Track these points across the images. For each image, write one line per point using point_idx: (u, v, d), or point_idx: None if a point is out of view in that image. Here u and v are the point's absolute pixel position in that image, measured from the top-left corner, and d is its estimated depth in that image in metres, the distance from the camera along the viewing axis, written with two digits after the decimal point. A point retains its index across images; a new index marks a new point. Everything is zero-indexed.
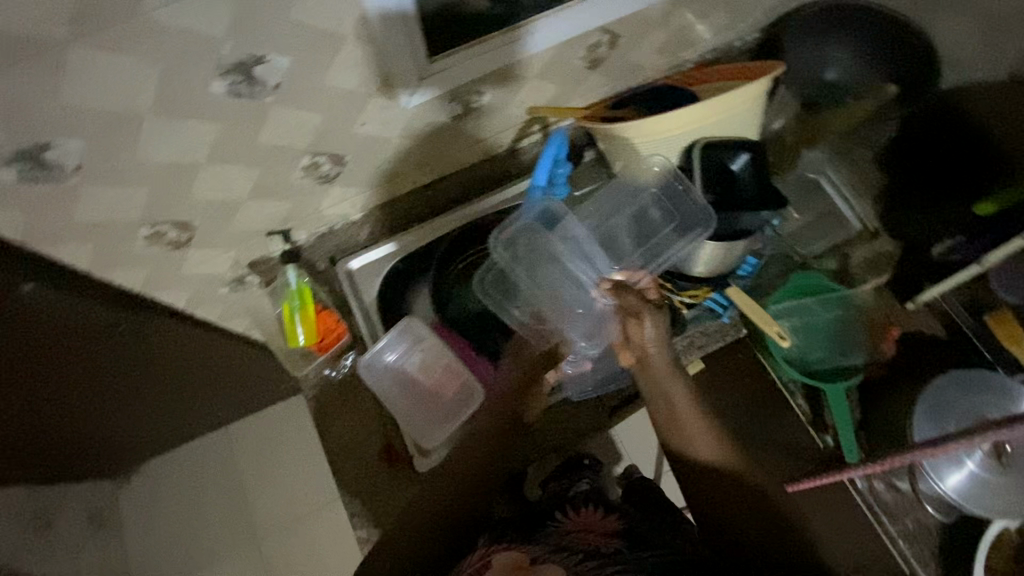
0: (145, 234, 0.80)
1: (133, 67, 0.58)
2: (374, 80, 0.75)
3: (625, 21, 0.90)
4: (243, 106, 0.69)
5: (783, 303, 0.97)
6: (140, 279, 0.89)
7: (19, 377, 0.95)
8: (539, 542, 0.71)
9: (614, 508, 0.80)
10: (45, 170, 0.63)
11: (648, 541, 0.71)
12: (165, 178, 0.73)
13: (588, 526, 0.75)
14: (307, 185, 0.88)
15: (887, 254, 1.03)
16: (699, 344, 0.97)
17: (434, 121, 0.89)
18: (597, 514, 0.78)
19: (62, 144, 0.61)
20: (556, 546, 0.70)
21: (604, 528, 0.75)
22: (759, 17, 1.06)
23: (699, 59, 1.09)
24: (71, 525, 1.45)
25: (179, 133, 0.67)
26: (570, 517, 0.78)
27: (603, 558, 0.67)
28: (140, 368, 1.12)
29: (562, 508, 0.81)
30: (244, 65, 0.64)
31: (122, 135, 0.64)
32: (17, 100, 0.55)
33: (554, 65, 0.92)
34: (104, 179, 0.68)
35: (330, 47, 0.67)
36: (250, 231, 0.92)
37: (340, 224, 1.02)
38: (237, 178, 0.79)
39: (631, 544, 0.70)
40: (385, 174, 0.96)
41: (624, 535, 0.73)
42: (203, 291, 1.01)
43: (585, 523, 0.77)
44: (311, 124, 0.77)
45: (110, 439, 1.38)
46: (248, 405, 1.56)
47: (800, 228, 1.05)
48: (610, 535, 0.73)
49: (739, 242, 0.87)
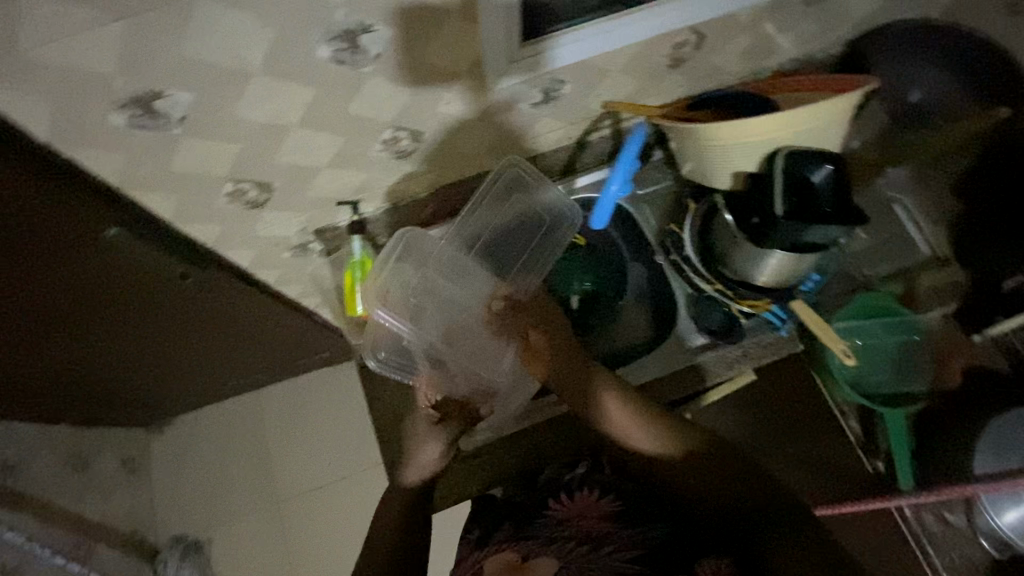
0: (228, 191, 0.82)
1: (252, 25, 0.59)
2: (466, 61, 0.76)
3: (715, 22, 0.89)
4: (342, 74, 0.70)
5: (846, 324, 0.97)
6: (215, 235, 0.92)
7: (85, 317, 0.98)
8: (534, 536, 0.90)
9: (610, 487, 0.94)
10: (153, 118, 0.65)
11: (635, 518, 0.88)
12: (258, 138, 0.75)
13: (584, 512, 0.92)
14: (384, 158, 0.89)
15: (955, 283, 0.99)
16: (753, 355, 0.98)
17: (513, 106, 0.90)
18: (593, 497, 0.93)
19: (173, 94, 0.63)
20: (550, 537, 0.90)
21: (597, 512, 0.91)
22: (846, 29, 1.04)
23: (778, 68, 1.07)
24: (106, 468, 1.49)
25: (279, 94, 0.69)
26: (563, 503, 0.94)
27: (596, 542, 0.87)
28: (198, 322, 1.15)
29: (556, 495, 0.96)
30: (351, 34, 0.65)
31: (229, 90, 0.66)
32: (142, 48, 0.57)
33: (638, 60, 0.91)
34: (204, 132, 0.70)
35: (434, 24, 0.68)
36: (322, 198, 0.94)
37: (405, 200, 1.04)
38: (321, 145, 0.81)
39: (624, 525, 0.88)
40: (456, 155, 0.97)
41: (619, 516, 0.90)
42: (267, 254, 1.03)
43: (580, 508, 0.93)
44: (400, 98, 0.78)
45: (153, 388, 1.42)
46: (284, 370, 1.59)
47: (866, 248, 1.00)
48: (602, 519, 0.90)
49: (811, 255, 0.85)
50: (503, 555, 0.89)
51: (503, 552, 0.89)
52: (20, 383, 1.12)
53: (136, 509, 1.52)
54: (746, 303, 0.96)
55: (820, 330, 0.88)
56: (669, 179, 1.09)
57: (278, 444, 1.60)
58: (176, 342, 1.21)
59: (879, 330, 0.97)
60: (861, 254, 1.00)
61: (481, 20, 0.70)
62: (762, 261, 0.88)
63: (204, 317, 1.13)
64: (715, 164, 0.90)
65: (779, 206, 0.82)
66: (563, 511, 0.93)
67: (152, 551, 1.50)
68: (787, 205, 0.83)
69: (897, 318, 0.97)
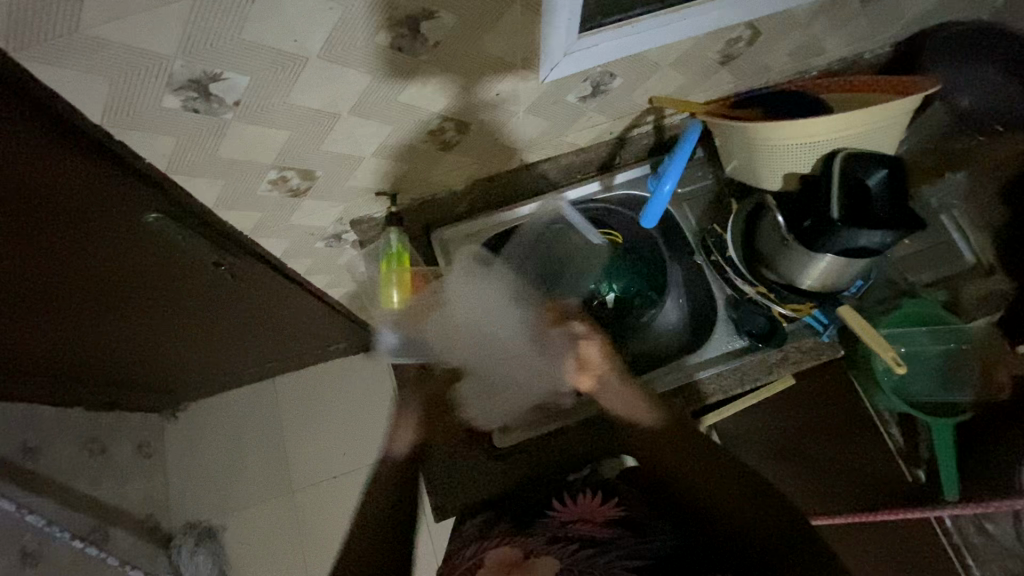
0: (271, 178, 0.81)
1: (316, 9, 0.58)
2: (521, 50, 0.74)
3: (772, 18, 0.87)
4: (399, 62, 0.68)
5: (893, 330, 0.95)
6: (253, 223, 0.90)
7: (113, 300, 0.96)
8: (539, 534, 0.95)
9: (612, 490, 0.99)
10: (206, 102, 0.64)
11: (640, 529, 0.93)
12: (308, 125, 0.73)
13: (587, 516, 0.96)
14: (427, 149, 0.88)
15: (1002, 294, 0.97)
16: (794, 360, 0.95)
17: (560, 100, 0.88)
18: (597, 501, 0.98)
19: (229, 78, 0.62)
20: (552, 537, 0.94)
21: (601, 517, 0.96)
22: (898, 30, 1.01)
23: (825, 68, 1.05)
24: (123, 453, 1.48)
25: (334, 80, 0.67)
26: (568, 504, 0.98)
27: (599, 547, 0.91)
28: (226, 310, 1.13)
29: (559, 494, 0.99)
30: (413, 21, 0.63)
31: (285, 75, 0.64)
32: (204, 28, 0.55)
33: (690, 56, 0.89)
34: (255, 118, 0.69)
35: (496, 12, 0.66)
36: (362, 189, 0.92)
37: (443, 192, 1.02)
38: (368, 134, 0.79)
39: (629, 533, 0.92)
40: (499, 149, 0.95)
41: (622, 522, 0.95)
42: (302, 243, 1.01)
43: (584, 510, 0.97)
44: (451, 88, 0.76)
45: (174, 374, 1.41)
46: (303, 359, 1.58)
47: (909, 255, 1.01)
48: (605, 525, 0.94)
49: (862, 260, 0.83)
50: (501, 551, 0.94)
51: (498, 547, 0.95)
52: (44, 365, 1.11)
53: (153, 494, 1.52)
54: (789, 305, 0.93)
55: (868, 334, 0.86)
56: (709, 178, 1.08)
57: (294, 436, 1.59)
58: (202, 329, 1.19)
59: (924, 338, 0.95)
60: (906, 261, 1.01)
61: (543, 10, 0.68)
62: (812, 264, 0.85)
63: (233, 305, 1.12)
64: (766, 165, 0.89)
65: (836, 209, 0.79)
66: (567, 512, 0.97)
67: (167, 536, 1.50)
68: (842, 207, 0.80)
69: (943, 327, 0.94)
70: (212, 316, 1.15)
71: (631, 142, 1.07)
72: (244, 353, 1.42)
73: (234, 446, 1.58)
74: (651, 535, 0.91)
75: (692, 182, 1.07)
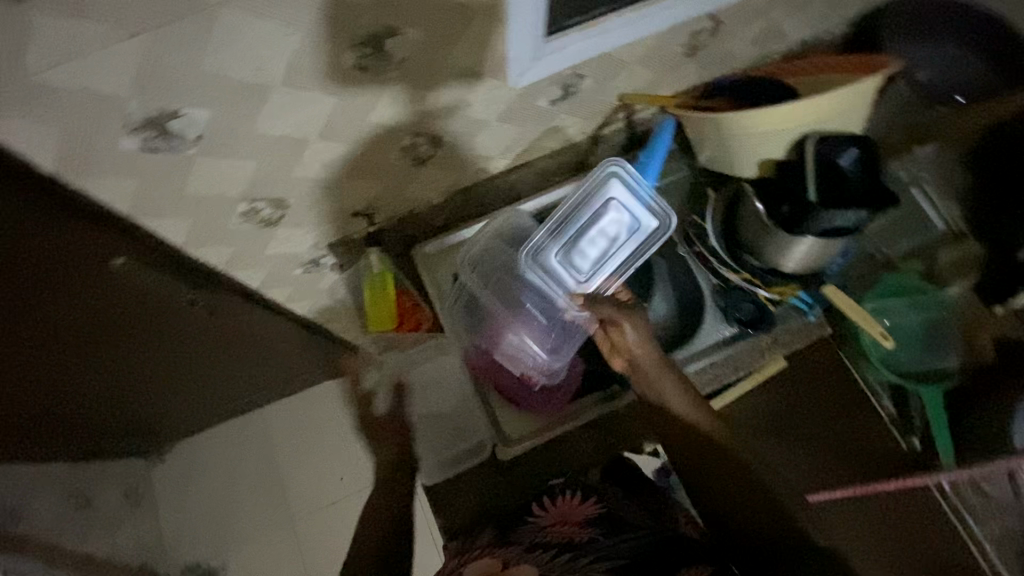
0: (241, 211, 0.78)
1: (276, 35, 0.55)
2: (488, 59, 0.73)
3: (733, 7, 0.88)
4: (366, 82, 0.66)
5: (876, 303, 0.97)
6: (226, 257, 0.87)
7: (77, 347, 0.90)
8: (516, 543, 0.88)
9: (592, 489, 0.95)
10: (166, 140, 0.61)
11: (621, 526, 0.91)
12: (276, 154, 0.71)
13: (567, 517, 0.92)
14: (400, 167, 0.86)
15: (975, 258, 1.00)
16: (784, 342, 0.97)
17: (531, 105, 0.87)
18: (575, 501, 0.94)
19: (189, 114, 0.59)
20: (529, 545, 0.88)
21: (582, 516, 0.93)
22: (854, 8, 1.03)
23: (786, 52, 1.07)
24: (108, 501, 1.43)
25: (301, 106, 0.65)
26: (549, 508, 0.93)
27: (576, 550, 0.87)
28: (207, 347, 1.10)
29: (538, 497, 0.95)
30: (377, 38, 0.61)
31: (247, 105, 0.61)
32: (160, 64, 0.53)
33: (657, 51, 0.89)
34: (220, 152, 0.66)
35: (461, 25, 0.65)
36: (337, 212, 0.89)
37: (420, 207, 1.00)
38: (339, 157, 0.77)
39: (605, 533, 0.90)
40: (473, 159, 0.94)
41: (601, 520, 0.92)
42: (279, 271, 0.98)
43: (562, 512, 0.93)
44: (420, 104, 0.75)
45: (155, 417, 1.36)
46: (291, 387, 1.54)
47: (884, 228, 1.02)
48: (585, 525, 0.91)
49: (841, 240, 0.84)
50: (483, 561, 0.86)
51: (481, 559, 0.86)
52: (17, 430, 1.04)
53: (146, 541, 1.46)
54: (774, 290, 0.95)
55: (854, 313, 0.87)
56: (685, 170, 1.07)
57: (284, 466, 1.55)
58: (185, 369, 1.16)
59: (905, 309, 0.97)
60: (882, 234, 1.02)
61: (506, 18, 0.67)
62: (795, 247, 0.86)
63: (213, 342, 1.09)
64: (742, 152, 0.89)
65: (813, 191, 0.81)
66: (546, 516, 0.93)
67: None
68: (819, 189, 0.82)
69: (922, 296, 0.97)
70: (192, 355, 1.12)
71: (604, 140, 1.07)
72: (229, 385, 1.37)
73: (222, 480, 1.54)
74: (631, 531, 0.89)
75: (668, 174, 1.07)
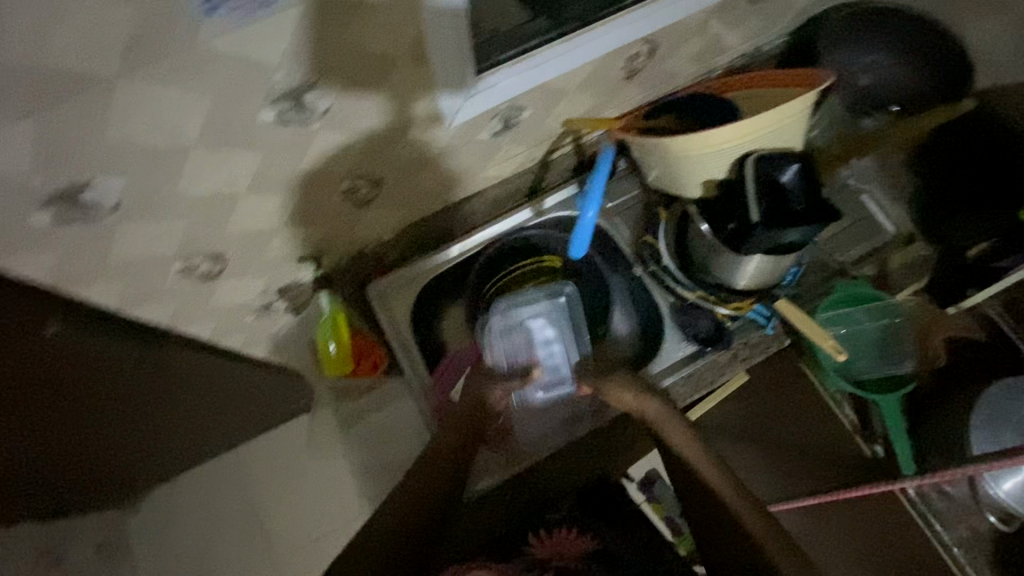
0: (177, 269, 0.76)
1: (182, 101, 0.54)
2: (420, 100, 0.71)
3: (666, 31, 0.88)
4: (291, 134, 0.65)
5: (832, 311, 0.96)
6: (169, 313, 0.84)
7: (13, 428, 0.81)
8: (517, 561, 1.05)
9: (587, 524, 1.08)
10: (81, 212, 0.59)
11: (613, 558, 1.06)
12: (206, 211, 0.69)
13: (562, 550, 1.06)
14: (343, 210, 0.85)
15: (924, 259, 1.01)
16: (744, 356, 0.97)
17: (473, 139, 0.86)
18: (571, 535, 1.07)
19: (101, 185, 0.57)
20: (529, 564, 1.04)
21: (577, 550, 1.06)
22: (789, 20, 1.04)
23: (729, 65, 1.07)
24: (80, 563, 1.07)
25: (224, 164, 0.64)
26: (543, 540, 1.07)
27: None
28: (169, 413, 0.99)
29: (535, 527, 1.08)
30: (294, 92, 0.60)
31: (164, 171, 0.60)
32: (61, 137, 0.51)
33: (595, 77, 0.89)
34: (143, 215, 0.64)
35: (382, 72, 0.64)
36: (283, 257, 0.88)
37: (371, 245, 0.98)
38: (276, 207, 0.76)
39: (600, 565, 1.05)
40: (420, 195, 0.93)
41: (595, 555, 1.06)
42: (229, 321, 0.96)
43: (557, 544, 1.06)
44: (353, 149, 0.73)
45: None
46: None
47: (835, 234, 1.03)
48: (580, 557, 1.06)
49: (789, 255, 0.85)
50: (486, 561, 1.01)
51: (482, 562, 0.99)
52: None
53: None
54: (731, 305, 0.95)
55: (808, 328, 0.87)
56: (636, 190, 1.08)
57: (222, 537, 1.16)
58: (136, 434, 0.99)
59: (861, 315, 0.96)
60: (834, 240, 1.03)
61: (429, 61, 0.66)
62: (743, 266, 0.86)
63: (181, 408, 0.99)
64: (686, 175, 0.89)
65: (755, 212, 0.81)
66: (540, 548, 1.06)
67: None
68: (763, 208, 0.82)
69: (878, 302, 0.96)
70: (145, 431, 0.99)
71: (554, 165, 1.06)
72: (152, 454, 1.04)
73: (176, 551, 1.16)
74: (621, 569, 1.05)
75: (620, 194, 1.07)
